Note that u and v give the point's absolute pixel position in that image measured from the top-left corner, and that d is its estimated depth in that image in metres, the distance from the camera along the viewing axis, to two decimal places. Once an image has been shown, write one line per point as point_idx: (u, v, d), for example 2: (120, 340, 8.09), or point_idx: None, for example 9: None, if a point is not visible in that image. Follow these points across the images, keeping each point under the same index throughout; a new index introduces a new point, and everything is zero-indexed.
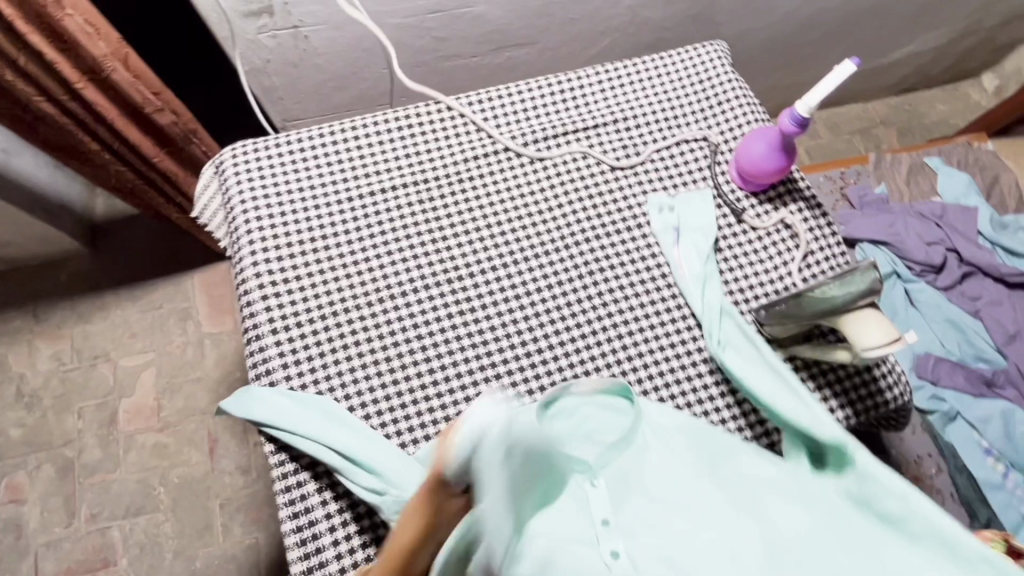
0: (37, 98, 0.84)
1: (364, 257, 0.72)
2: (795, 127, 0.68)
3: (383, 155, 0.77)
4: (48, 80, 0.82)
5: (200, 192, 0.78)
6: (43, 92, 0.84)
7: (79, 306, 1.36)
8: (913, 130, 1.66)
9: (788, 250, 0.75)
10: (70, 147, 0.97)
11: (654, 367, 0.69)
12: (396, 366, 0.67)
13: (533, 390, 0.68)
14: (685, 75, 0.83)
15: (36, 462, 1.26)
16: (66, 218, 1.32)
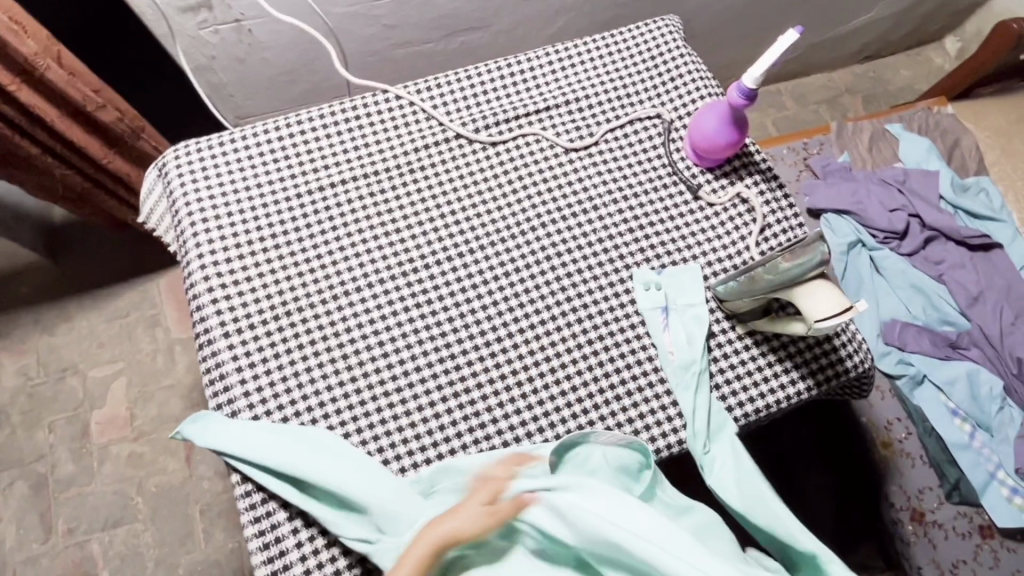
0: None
1: (316, 255, 0.71)
2: (743, 100, 0.67)
3: (331, 149, 0.75)
4: None
5: (144, 195, 0.76)
6: None
7: (43, 319, 1.33)
8: (879, 98, 1.67)
9: (744, 224, 0.74)
10: (5, 157, 0.90)
11: (611, 350, 0.70)
12: (354, 365, 0.68)
13: (492, 380, 0.68)
14: (637, 51, 0.82)
15: (8, 479, 1.23)
16: (21, 229, 1.29)
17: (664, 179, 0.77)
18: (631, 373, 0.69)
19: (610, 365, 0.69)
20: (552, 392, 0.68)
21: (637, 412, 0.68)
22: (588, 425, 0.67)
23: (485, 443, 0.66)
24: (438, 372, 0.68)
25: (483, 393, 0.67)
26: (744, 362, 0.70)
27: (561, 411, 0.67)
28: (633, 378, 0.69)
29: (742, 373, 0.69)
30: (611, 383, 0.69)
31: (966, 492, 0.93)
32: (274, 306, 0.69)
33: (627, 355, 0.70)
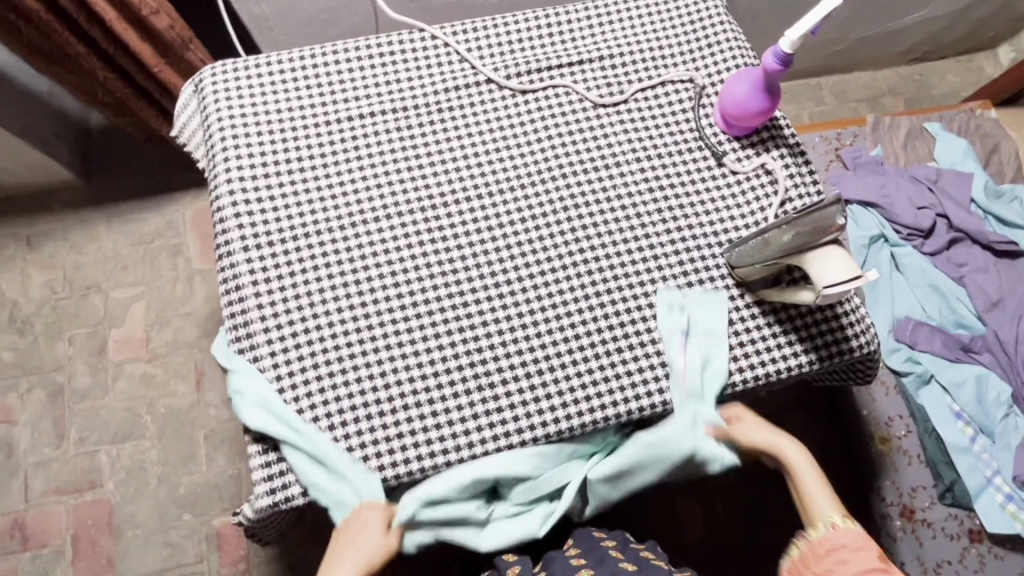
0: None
1: (339, 182, 0.72)
2: (777, 65, 0.66)
3: (363, 82, 0.76)
4: None
5: (179, 110, 0.78)
6: None
7: (72, 236, 1.37)
8: (922, 101, 1.63)
9: (765, 196, 0.74)
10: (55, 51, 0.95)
11: (619, 303, 0.70)
12: (365, 290, 0.69)
13: (498, 320, 0.69)
14: (676, 13, 0.81)
15: (27, 385, 1.29)
16: (59, 146, 1.32)
17: (690, 143, 0.76)
18: (637, 327, 0.69)
19: (616, 317, 0.69)
20: (555, 337, 0.69)
21: (637, 366, 0.68)
22: (587, 374, 0.68)
23: (485, 380, 0.67)
24: (445, 307, 0.69)
25: (488, 332, 0.68)
26: (748, 330, 0.70)
27: (562, 358, 0.68)
28: (639, 332, 0.69)
29: (745, 340, 0.70)
30: (617, 334, 0.69)
31: (959, 495, 0.93)
32: (293, 226, 0.70)
33: (635, 310, 0.70)
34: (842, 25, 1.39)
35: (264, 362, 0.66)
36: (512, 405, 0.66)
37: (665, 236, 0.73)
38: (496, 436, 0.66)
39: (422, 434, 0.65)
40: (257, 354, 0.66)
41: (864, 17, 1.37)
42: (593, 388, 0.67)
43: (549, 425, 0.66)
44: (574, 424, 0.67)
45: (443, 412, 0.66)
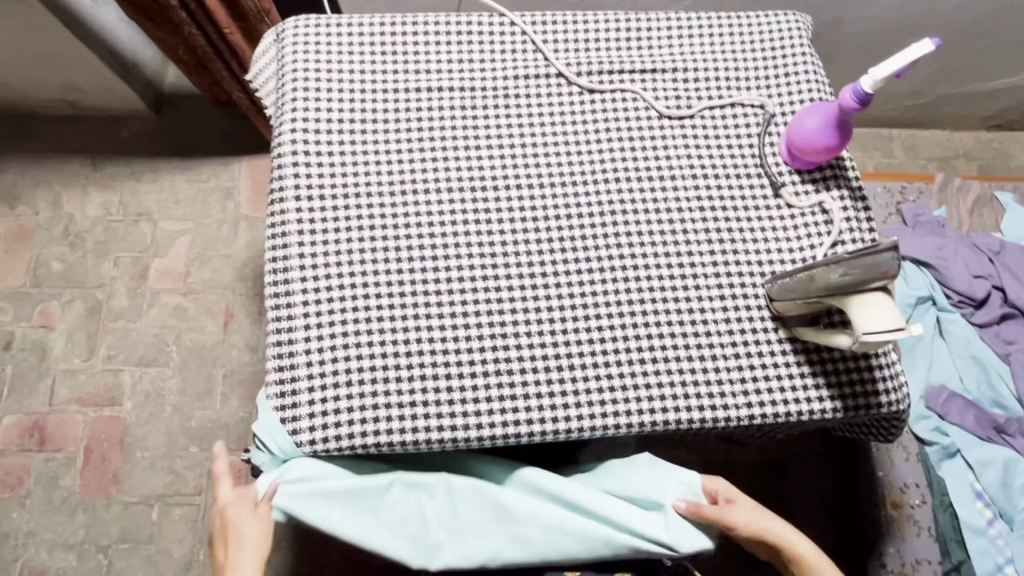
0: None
1: (397, 150, 0.74)
2: (855, 103, 0.64)
3: (438, 56, 0.77)
4: None
5: (258, 55, 0.80)
6: None
7: (134, 164, 1.43)
8: (996, 170, 1.56)
9: (818, 234, 0.73)
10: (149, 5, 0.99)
11: (650, 315, 0.70)
12: (404, 257, 0.70)
13: (528, 310, 0.69)
14: (758, 38, 0.80)
15: (69, 297, 1.34)
16: (139, 76, 1.38)
17: (750, 170, 0.75)
18: (664, 342, 0.69)
19: (644, 328, 0.69)
20: (580, 337, 0.68)
21: (658, 381, 0.67)
22: (607, 379, 0.67)
23: (504, 365, 0.67)
24: (478, 288, 0.69)
25: (515, 321, 0.69)
26: (777, 366, 0.68)
27: (584, 357, 0.68)
28: (665, 347, 0.68)
29: (772, 377, 0.68)
30: (642, 345, 0.68)
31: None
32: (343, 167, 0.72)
33: (665, 324, 0.69)
34: (926, 79, 1.35)
35: (295, 307, 0.68)
36: (527, 395, 0.66)
37: (711, 257, 0.72)
38: (506, 423, 0.66)
39: (434, 405, 0.66)
40: (290, 299, 0.68)
41: (950, 74, 1.33)
42: (610, 393, 0.67)
43: (560, 421, 0.66)
44: (585, 425, 0.66)
45: (459, 389, 0.66)
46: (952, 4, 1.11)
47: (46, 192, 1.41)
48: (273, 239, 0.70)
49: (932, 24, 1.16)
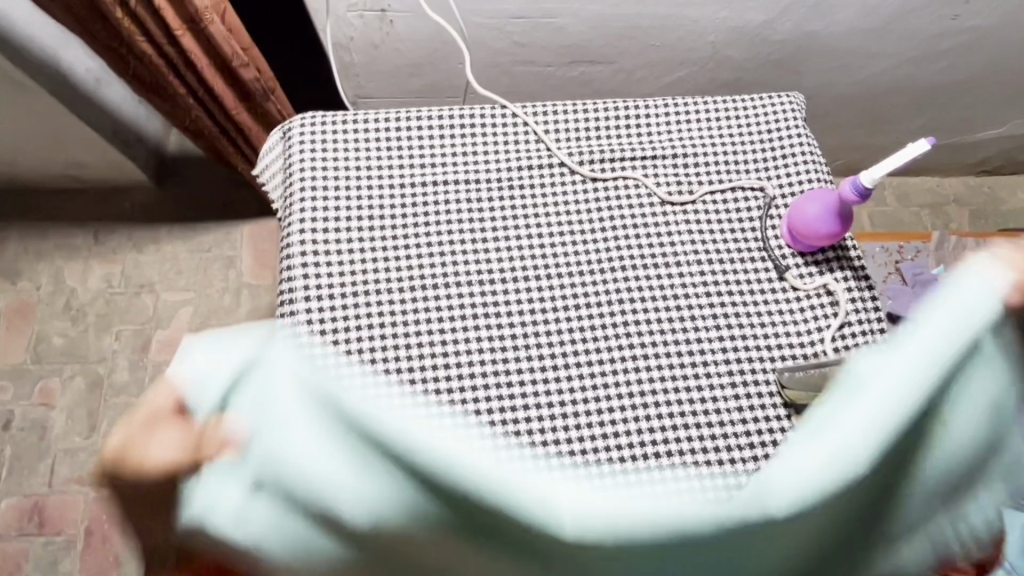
0: (137, 39, 0.84)
1: (405, 245, 0.74)
2: (856, 196, 0.66)
3: (443, 149, 0.79)
4: (152, 23, 0.82)
5: (265, 152, 0.82)
6: (145, 34, 0.84)
7: (136, 235, 1.43)
8: (987, 216, 1.59)
9: (824, 316, 0.73)
10: (156, 87, 0.99)
11: (662, 405, 0.70)
12: (415, 354, 0.70)
13: (540, 404, 0.69)
14: (755, 120, 0.82)
15: (70, 372, 1.33)
16: (142, 149, 1.39)
17: (754, 253, 0.76)
18: (678, 435, 0.69)
19: (657, 420, 0.69)
20: (593, 430, 0.68)
21: None
22: None
23: None
24: (489, 384, 0.69)
25: (527, 416, 0.69)
26: None
27: (592, 411, 0.69)
28: (679, 439, 0.68)
29: None
30: (656, 438, 0.68)
31: None
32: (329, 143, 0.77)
33: (678, 414, 0.69)
34: (915, 132, 1.38)
35: None
36: None
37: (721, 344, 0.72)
38: None
39: None
40: None
41: (937, 128, 1.36)
42: None
43: None
44: None
45: None
46: (935, 68, 1.14)
47: (48, 266, 1.41)
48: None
49: (918, 85, 1.19)
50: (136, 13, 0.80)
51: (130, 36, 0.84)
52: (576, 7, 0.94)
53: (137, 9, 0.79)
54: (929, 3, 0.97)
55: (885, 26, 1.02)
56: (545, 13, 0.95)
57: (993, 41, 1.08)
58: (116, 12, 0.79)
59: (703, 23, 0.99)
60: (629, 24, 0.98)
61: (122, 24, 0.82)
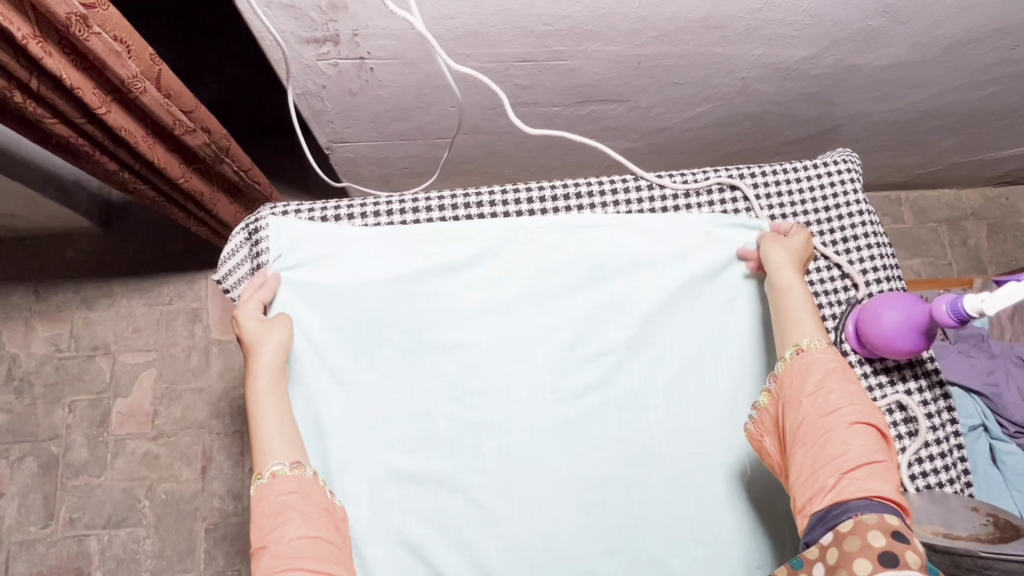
0: (48, 120, 0.70)
1: (398, 362, 0.62)
2: (953, 320, 0.55)
3: (440, 237, 0.65)
4: (66, 101, 0.68)
5: (225, 256, 0.68)
6: (56, 114, 0.70)
7: (83, 290, 1.26)
8: (1005, 230, 1.51)
9: (899, 436, 0.64)
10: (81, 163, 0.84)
11: (709, 559, 0.59)
12: (415, 501, 0.59)
13: (565, 557, 0.59)
14: (812, 195, 0.71)
15: (18, 454, 1.18)
16: (81, 194, 1.20)
17: None
18: None
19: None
20: None
21: None
22: None
23: None
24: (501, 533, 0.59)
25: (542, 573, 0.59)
26: None
27: None
28: None
29: None
30: None
31: None
32: (308, 229, 0.66)
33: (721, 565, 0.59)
34: (944, 152, 1.27)
35: None
36: None
37: None
38: None
39: None
40: None
41: (967, 147, 1.25)
42: None
43: None
44: None
45: None
46: (980, 95, 1.03)
47: None
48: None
49: (957, 110, 1.08)
50: (41, 92, 0.65)
51: (38, 116, 0.70)
52: (591, 48, 0.79)
53: (41, 89, 0.65)
54: (996, 31, 0.85)
55: (939, 58, 0.90)
56: (555, 56, 0.80)
57: None
58: (13, 95, 0.65)
59: (735, 61, 0.85)
60: (652, 63, 0.84)
61: (25, 105, 0.67)
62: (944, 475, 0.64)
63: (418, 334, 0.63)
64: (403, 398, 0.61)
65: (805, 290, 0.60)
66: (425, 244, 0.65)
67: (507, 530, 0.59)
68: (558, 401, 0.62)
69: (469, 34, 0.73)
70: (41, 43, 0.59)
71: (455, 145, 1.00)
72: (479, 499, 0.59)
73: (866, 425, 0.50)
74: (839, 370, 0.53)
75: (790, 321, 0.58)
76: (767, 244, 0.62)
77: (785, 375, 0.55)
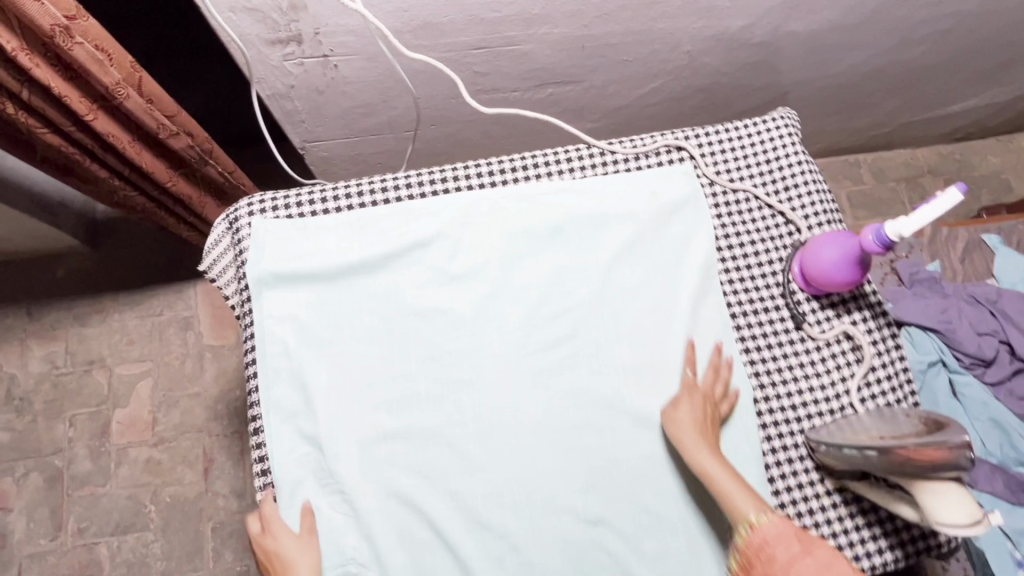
0: (39, 130, 0.74)
1: (378, 330, 0.67)
2: (879, 247, 0.60)
3: (410, 212, 0.70)
4: (55, 112, 0.72)
5: (209, 247, 0.72)
6: (48, 124, 0.74)
7: (76, 307, 1.29)
8: (960, 184, 1.57)
9: (848, 364, 0.69)
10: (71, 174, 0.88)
11: (678, 485, 0.64)
12: (403, 456, 0.63)
13: (545, 494, 0.63)
14: (753, 150, 0.76)
15: (23, 470, 1.21)
16: (66, 214, 1.24)
17: (769, 301, 0.71)
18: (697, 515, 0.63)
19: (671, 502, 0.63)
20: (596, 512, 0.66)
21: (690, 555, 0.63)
22: None
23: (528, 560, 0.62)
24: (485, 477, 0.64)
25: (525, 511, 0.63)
26: (829, 521, 0.65)
27: None
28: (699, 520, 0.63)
29: (826, 532, 0.65)
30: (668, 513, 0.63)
31: None
32: (285, 215, 0.70)
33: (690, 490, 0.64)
34: (892, 112, 1.33)
35: None
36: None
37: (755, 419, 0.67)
38: None
39: None
40: None
41: (914, 105, 1.31)
42: None
43: None
44: None
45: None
46: (915, 53, 1.09)
47: None
48: (260, 443, 0.65)
49: (897, 70, 1.14)
50: (31, 102, 0.70)
51: (29, 126, 0.73)
52: (541, 32, 0.84)
53: (31, 100, 0.69)
54: None
55: (869, 19, 0.95)
56: (508, 41, 0.85)
57: (972, 22, 1.03)
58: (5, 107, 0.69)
59: (678, 35, 0.90)
60: (600, 43, 0.89)
61: (16, 116, 0.72)
62: (892, 396, 0.69)
63: (395, 302, 0.67)
64: (385, 363, 0.66)
65: (717, 455, 0.61)
66: (395, 222, 0.70)
67: (491, 475, 0.63)
68: (530, 356, 0.67)
69: (424, 25, 0.78)
70: (29, 55, 0.64)
71: (424, 136, 1.05)
72: (463, 449, 0.64)
73: (825, 566, 0.54)
74: (781, 533, 0.56)
75: (725, 497, 0.59)
76: (675, 423, 0.62)
77: (743, 547, 0.57)
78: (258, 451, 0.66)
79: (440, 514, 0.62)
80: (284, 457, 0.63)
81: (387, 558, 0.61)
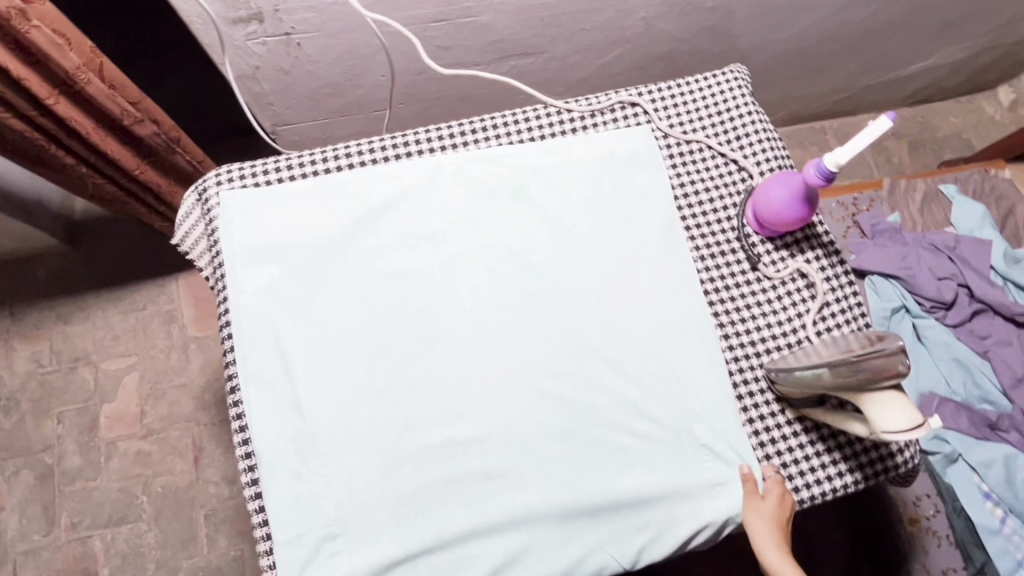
0: (3, 116, 0.76)
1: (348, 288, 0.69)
2: (821, 180, 0.63)
3: (375, 175, 0.72)
4: (17, 98, 0.74)
5: (180, 219, 0.74)
6: (12, 109, 0.76)
7: (58, 306, 1.30)
8: (924, 145, 1.62)
9: (802, 299, 0.72)
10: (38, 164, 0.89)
11: (644, 421, 0.66)
12: (377, 407, 0.66)
13: (515, 436, 0.65)
14: (705, 103, 0.79)
15: (13, 469, 1.22)
16: (44, 213, 1.25)
17: (725, 244, 0.74)
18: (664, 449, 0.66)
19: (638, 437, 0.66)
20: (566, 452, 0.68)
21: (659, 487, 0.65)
22: None
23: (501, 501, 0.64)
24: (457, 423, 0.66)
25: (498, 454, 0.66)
26: (791, 449, 0.68)
27: None
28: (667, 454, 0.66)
29: (788, 459, 0.68)
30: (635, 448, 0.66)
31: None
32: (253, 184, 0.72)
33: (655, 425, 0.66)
34: (851, 75, 1.37)
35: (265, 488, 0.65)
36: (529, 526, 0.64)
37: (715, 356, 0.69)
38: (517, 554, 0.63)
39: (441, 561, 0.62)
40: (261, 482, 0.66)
41: (872, 67, 1.35)
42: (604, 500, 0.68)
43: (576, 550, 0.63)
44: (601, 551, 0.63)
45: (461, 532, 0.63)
46: (866, 12, 1.13)
47: None
48: (237, 402, 0.69)
49: (850, 30, 1.17)
50: None
51: None
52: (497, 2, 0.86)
53: None
54: None
55: None
56: (465, 13, 0.87)
57: None
58: None
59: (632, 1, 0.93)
60: (556, 11, 0.91)
61: None
62: (846, 328, 0.72)
63: (364, 262, 0.70)
64: (357, 320, 0.68)
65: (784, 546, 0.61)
66: (361, 185, 0.72)
67: (463, 421, 0.66)
68: (496, 307, 0.69)
69: None
70: None
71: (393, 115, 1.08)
72: (435, 398, 0.66)
73: None
74: None
75: None
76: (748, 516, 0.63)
77: None
78: (236, 410, 0.68)
79: (415, 460, 0.64)
80: (261, 414, 0.65)
81: (364, 504, 0.63)
